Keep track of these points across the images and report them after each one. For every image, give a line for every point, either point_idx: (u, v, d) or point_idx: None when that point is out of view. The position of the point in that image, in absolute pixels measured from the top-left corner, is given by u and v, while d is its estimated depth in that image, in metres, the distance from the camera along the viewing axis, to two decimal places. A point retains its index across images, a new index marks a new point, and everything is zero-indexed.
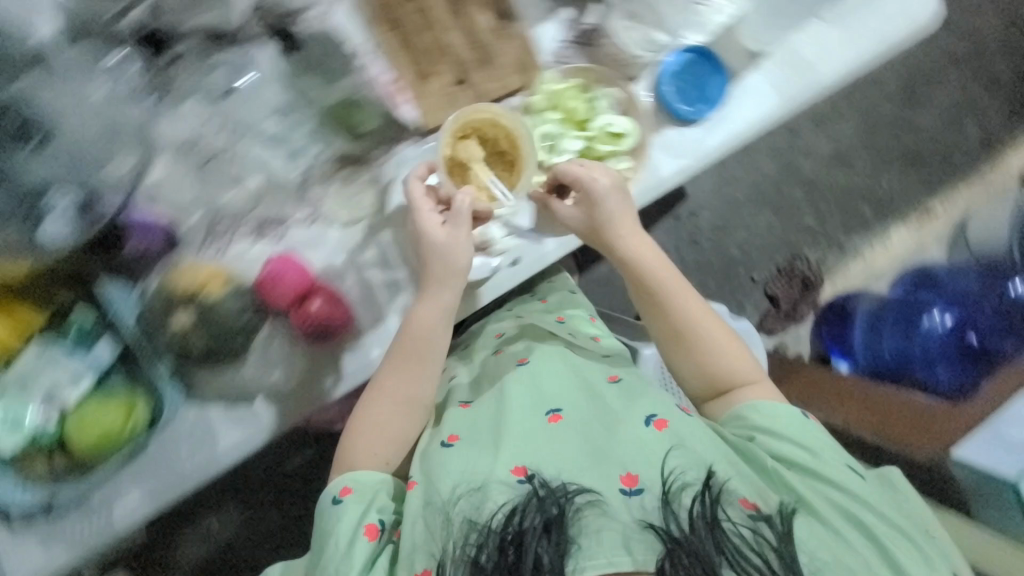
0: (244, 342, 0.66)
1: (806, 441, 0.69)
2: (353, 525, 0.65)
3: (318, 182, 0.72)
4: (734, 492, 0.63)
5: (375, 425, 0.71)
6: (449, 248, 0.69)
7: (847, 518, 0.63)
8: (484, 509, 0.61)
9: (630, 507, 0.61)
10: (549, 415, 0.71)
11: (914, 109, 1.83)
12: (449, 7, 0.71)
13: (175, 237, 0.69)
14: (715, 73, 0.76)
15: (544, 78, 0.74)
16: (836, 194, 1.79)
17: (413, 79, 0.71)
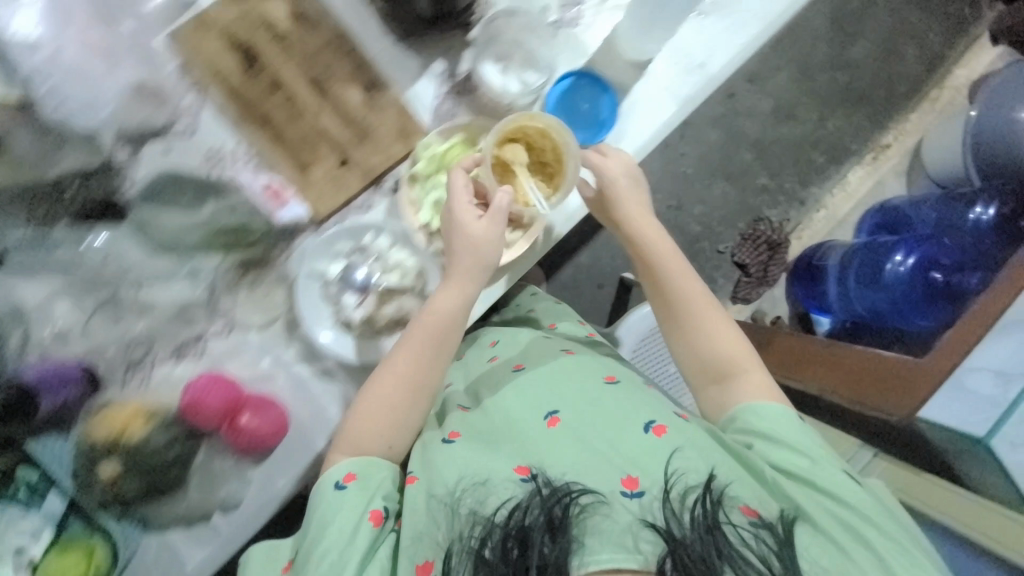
0: (180, 472, 0.67)
1: (805, 444, 0.63)
2: (358, 512, 0.60)
3: (226, 292, 0.71)
4: (734, 498, 0.57)
5: (384, 406, 0.66)
6: (480, 236, 0.67)
7: (849, 530, 0.58)
8: (487, 503, 0.58)
9: (632, 507, 0.55)
10: (549, 418, 0.65)
11: (849, 45, 1.76)
12: (315, 90, 0.70)
13: (95, 380, 0.67)
14: (603, 95, 0.76)
15: (424, 141, 0.71)
16: (784, 149, 1.76)
17: (294, 172, 0.70)
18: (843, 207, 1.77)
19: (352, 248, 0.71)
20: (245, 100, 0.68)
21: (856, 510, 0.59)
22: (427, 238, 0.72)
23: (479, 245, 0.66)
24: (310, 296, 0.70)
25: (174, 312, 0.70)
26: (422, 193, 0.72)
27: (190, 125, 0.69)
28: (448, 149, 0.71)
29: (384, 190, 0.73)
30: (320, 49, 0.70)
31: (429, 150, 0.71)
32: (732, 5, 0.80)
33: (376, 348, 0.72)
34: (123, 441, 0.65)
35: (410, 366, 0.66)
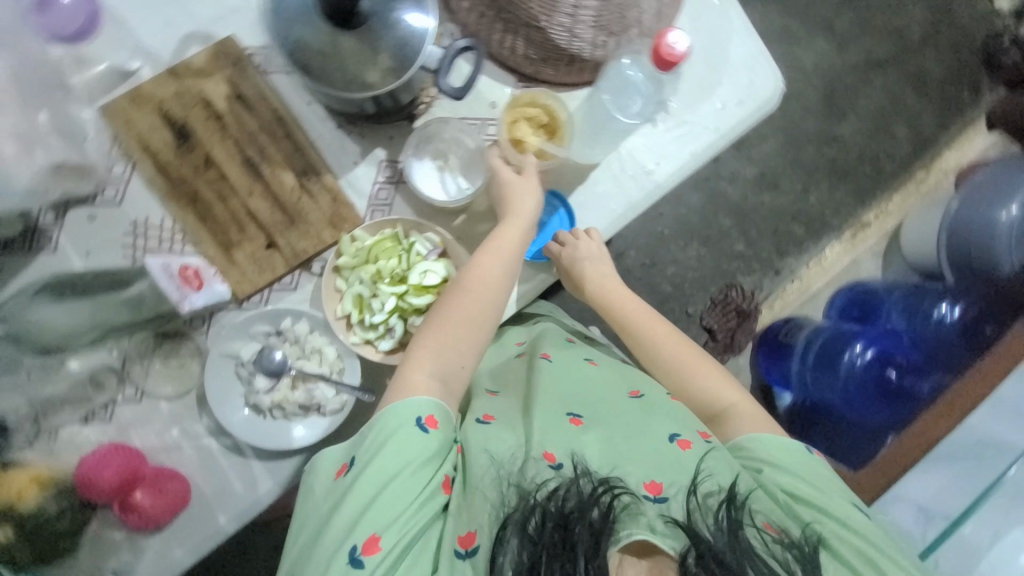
0: (72, 540, 0.67)
1: (814, 473, 0.59)
2: (434, 472, 0.55)
3: (138, 358, 0.71)
4: (756, 512, 0.54)
5: (441, 345, 0.63)
6: (519, 189, 0.70)
7: (862, 560, 0.53)
8: (526, 484, 0.53)
9: (656, 508, 0.51)
10: (571, 417, 0.61)
11: (836, 119, 1.60)
12: (248, 172, 0.70)
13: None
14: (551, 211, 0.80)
15: (353, 234, 0.71)
16: (767, 216, 1.59)
17: (218, 252, 0.70)
18: (817, 281, 1.57)
19: (271, 331, 0.72)
20: (174, 177, 0.69)
21: (880, 553, 0.54)
22: (347, 329, 0.72)
23: (530, 200, 0.69)
24: (222, 375, 0.71)
25: (86, 378, 0.70)
26: (346, 284, 0.72)
27: (118, 195, 0.70)
28: (374, 244, 0.71)
29: (312, 273, 0.73)
30: (257, 131, 0.71)
31: (354, 244, 0.71)
32: (686, 115, 0.79)
33: (287, 431, 0.72)
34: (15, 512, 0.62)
35: (456, 311, 0.65)
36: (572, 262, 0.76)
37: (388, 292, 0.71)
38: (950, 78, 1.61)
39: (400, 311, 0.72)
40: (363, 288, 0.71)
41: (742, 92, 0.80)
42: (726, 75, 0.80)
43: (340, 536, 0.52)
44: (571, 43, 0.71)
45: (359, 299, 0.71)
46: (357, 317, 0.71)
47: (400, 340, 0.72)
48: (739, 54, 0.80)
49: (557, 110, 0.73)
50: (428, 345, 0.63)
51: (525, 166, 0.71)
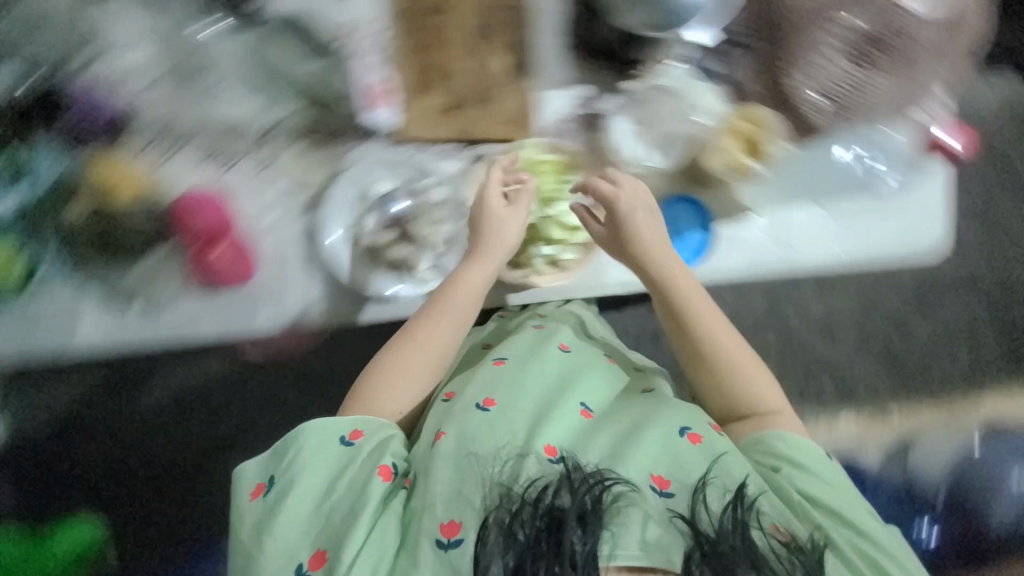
0: (138, 247, 0.69)
1: (828, 469, 0.64)
2: (366, 468, 0.59)
3: (279, 137, 0.73)
4: (764, 515, 0.57)
5: (398, 375, 0.67)
6: (505, 223, 0.68)
7: (860, 554, 0.59)
8: (518, 480, 0.57)
9: (662, 502, 0.56)
10: (582, 409, 0.67)
11: (918, 309, 1.51)
12: (472, 37, 0.71)
13: (117, 123, 0.69)
14: (693, 228, 0.77)
15: (527, 143, 0.73)
16: (803, 357, 1.47)
17: (407, 88, 0.71)
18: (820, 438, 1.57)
19: (408, 181, 0.72)
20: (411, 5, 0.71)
21: (877, 542, 0.59)
22: None
23: (508, 236, 0.68)
24: (344, 194, 0.71)
25: (229, 126, 0.71)
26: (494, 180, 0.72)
27: None
28: (543, 163, 0.72)
29: (467, 156, 0.74)
30: (500, 9, 0.71)
31: (527, 153, 0.73)
32: (855, 217, 0.78)
33: (368, 277, 0.72)
34: (109, 197, 0.68)
35: (427, 334, 0.68)
36: (627, 216, 0.68)
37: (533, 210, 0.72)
38: None
39: (531, 232, 0.73)
40: (511, 193, 0.72)
41: (910, 226, 0.79)
42: (906, 203, 0.79)
43: (285, 552, 0.55)
44: (800, 100, 0.75)
45: None
46: None
47: (514, 256, 0.73)
48: (930, 191, 0.79)
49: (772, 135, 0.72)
50: (392, 368, 0.68)
51: (517, 198, 0.69)
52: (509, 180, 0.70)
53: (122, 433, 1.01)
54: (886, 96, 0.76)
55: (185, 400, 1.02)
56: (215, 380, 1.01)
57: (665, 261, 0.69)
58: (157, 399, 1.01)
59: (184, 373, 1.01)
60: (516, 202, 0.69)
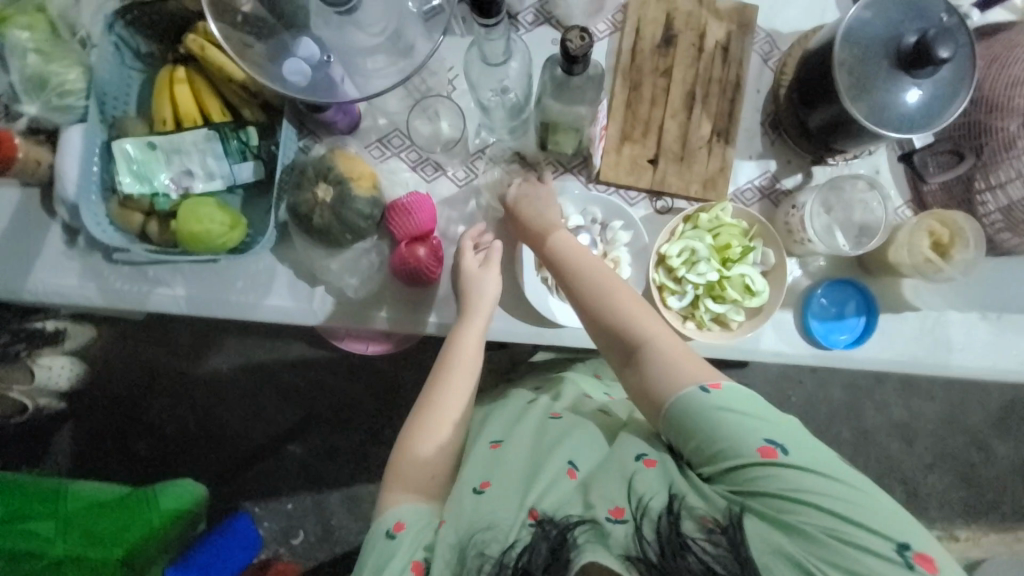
0: (349, 240, 0.72)
1: (736, 428, 0.56)
2: (402, 560, 0.58)
3: (487, 158, 0.78)
4: (695, 517, 0.53)
5: (427, 435, 0.68)
6: (485, 284, 0.71)
7: (791, 532, 0.51)
8: (499, 545, 0.55)
9: (621, 534, 0.53)
10: (569, 468, 0.63)
11: (1002, 442, 1.65)
12: (684, 101, 0.76)
13: (357, 127, 0.75)
14: (853, 315, 0.78)
15: (723, 204, 0.75)
16: (876, 458, 1.62)
17: (615, 135, 0.76)
18: None
19: (598, 219, 0.77)
20: (636, 62, 0.76)
21: (817, 508, 0.51)
22: (655, 264, 0.75)
23: (489, 289, 0.71)
24: None
25: (446, 139, 0.77)
26: (683, 233, 0.76)
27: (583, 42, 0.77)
28: (731, 225, 0.75)
29: (652, 205, 0.78)
30: (716, 80, 0.76)
31: (719, 212, 0.75)
32: (1013, 334, 0.79)
33: (544, 298, 0.76)
34: (347, 186, 0.70)
35: (438, 398, 0.70)
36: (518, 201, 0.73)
37: (714, 266, 0.74)
38: None
39: (705, 288, 0.75)
40: (696, 247, 0.74)
41: None
42: None
43: None
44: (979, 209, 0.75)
45: (687, 251, 0.75)
46: (673, 262, 0.74)
47: (682, 307, 0.75)
48: None
49: (960, 243, 0.74)
50: (408, 446, 0.67)
51: (489, 256, 0.73)
52: (479, 240, 0.75)
53: (245, 395, 1.29)
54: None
55: (302, 382, 1.29)
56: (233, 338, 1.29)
57: (584, 261, 0.68)
58: (280, 376, 1.29)
59: (304, 356, 1.29)
60: (489, 259, 0.73)
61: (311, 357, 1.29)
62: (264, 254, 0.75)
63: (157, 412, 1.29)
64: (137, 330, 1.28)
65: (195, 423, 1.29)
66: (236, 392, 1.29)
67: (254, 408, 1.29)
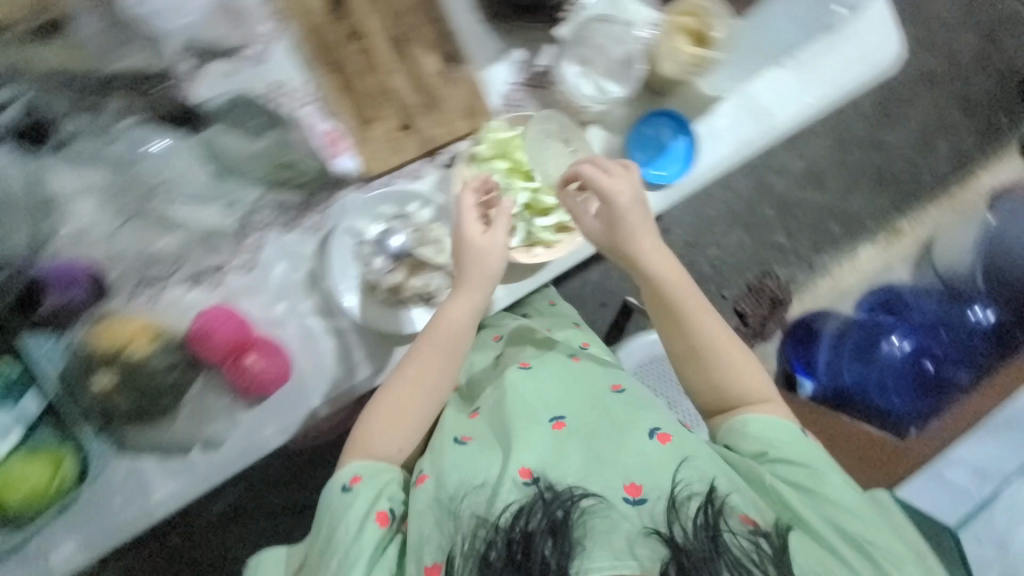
0: (172, 400, 0.64)
1: (803, 448, 0.67)
2: (361, 514, 0.62)
3: (256, 227, 0.69)
4: (736, 506, 0.60)
5: (402, 412, 0.68)
6: (483, 250, 0.65)
7: (843, 537, 0.62)
8: (494, 507, 0.58)
9: (637, 513, 0.58)
10: (554, 422, 0.67)
11: (889, 131, 1.75)
12: (394, 50, 0.68)
13: (103, 286, 0.64)
14: (674, 140, 0.75)
15: (491, 125, 0.70)
16: (807, 213, 1.70)
17: (355, 125, 0.68)
18: (846, 279, 1.69)
19: (395, 214, 0.70)
20: (323, 41, 0.67)
21: (864, 522, 0.63)
22: (472, 221, 0.70)
23: (493, 256, 0.66)
24: (343, 251, 0.70)
25: (202, 237, 0.68)
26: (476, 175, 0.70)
27: (261, 52, 0.67)
28: (512, 137, 0.70)
29: (437, 165, 0.72)
30: (409, 10, 0.69)
31: (493, 135, 0.70)
32: (812, 64, 0.81)
33: (399, 319, 0.70)
34: (126, 354, 0.61)
35: (422, 367, 0.68)
36: (622, 210, 0.65)
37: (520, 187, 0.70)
38: (981, 110, 1.78)
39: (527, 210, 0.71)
40: (494, 182, 0.70)
41: (865, 50, 0.82)
42: (854, 31, 0.81)
43: None
44: None
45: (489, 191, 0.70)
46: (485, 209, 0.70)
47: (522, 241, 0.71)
48: (869, 12, 0.82)
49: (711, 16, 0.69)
50: (374, 417, 0.68)
51: (495, 219, 0.67)
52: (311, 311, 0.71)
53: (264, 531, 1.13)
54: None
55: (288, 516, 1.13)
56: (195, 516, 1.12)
57: (646, 248, 0.67)
58: (264, 523, 1.13)
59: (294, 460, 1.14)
60: (494, 223, 0.66)
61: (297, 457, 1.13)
62: (116, 459, 0.69)
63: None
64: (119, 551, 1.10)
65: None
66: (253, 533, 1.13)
67: None
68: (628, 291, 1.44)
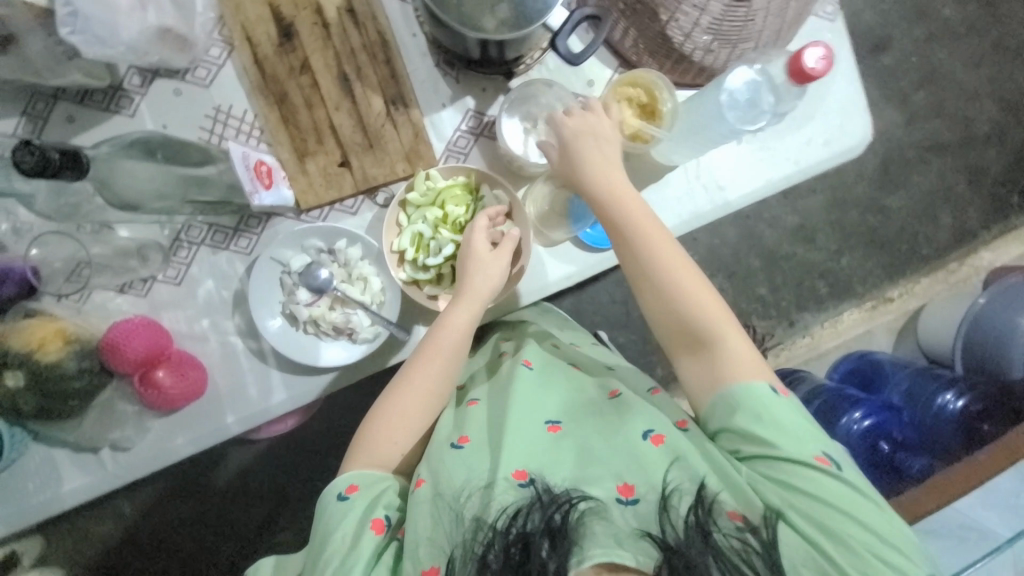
0: (79, 404, 0.66)
1: (787, 431, 0.59)
2: (357, 522, 0.58)
3: (189, 242, 0.71)
4: (723, 502, 0.57)
5: (402, 418, 0.64)
6: (485, 266, 0.67)
7: (828, 534, 0.56)
8: (491, 508, 0.55)
9: (631, 513, 0.55)
10: (549, 424, 0.63)
11: (893, 194, 1.65)
12: (339, 87, 0.69)
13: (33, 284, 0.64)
14: None
15: (427, 172, 0.70)
16: (794, 269, 1.62)
17: (292, 157, 0.69)
18: (828, 341, 1.61)
19: (324, 248, 0.71)
20: (268, 71, 0.68)
21: (854, 518, 0.56)
22: (398, 264, 0.71)
23: (492, 279, 0.66)
24: (265, 278, 0.70)
25: (133, 247, 0.69)
26: (408, 220, 0.71)
27: (208, 75, 0.68)
28: (446, 187, 0.70)
29: (374, 203, 0.73)
30: (359, 49, 0.69)
31: (427, 183, 0.70)
32: (771, 140, 0.79)
33: (316, 351, 0.71)
34: (35, 359, 0.62)
35: (422, 375, 0.65)
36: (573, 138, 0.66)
37: (448, 237, 0.70)
38: (993, 184, 1.68)
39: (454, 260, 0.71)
40: (422, 230, 0.70)
41: (827, 134, 0.80)
42: (821, 112, 0.80)
43: None
44: (671, 29, 0.69)
45: (418, 238, 0.70)
46: (411, 255, 0.70)
47: (446, 289, 0.73)
48: (837, 95, 0.80)
49: (659, 92, 0.69)
50: (377, 426, 0.64)
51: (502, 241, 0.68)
52: (237, 330, 0.73)
53: (203, 517, 1.22)
54: (769, 26, 0.69)
55: (233, 496, 1.22)
56: (143, 495, 1.21)
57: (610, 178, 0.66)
58: (212, 503, 1.22)
59: (237, 453, 1.22)
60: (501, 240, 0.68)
61: (237, 452, 1.22)
62: (32, 447, 0.70)
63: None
64: (70, 519, 1.20)
65: (174, 565, 1.22)
66: (192, 517, 1.22)
67: (207, 543, 1.22)
68: (594, 326, 1.41)
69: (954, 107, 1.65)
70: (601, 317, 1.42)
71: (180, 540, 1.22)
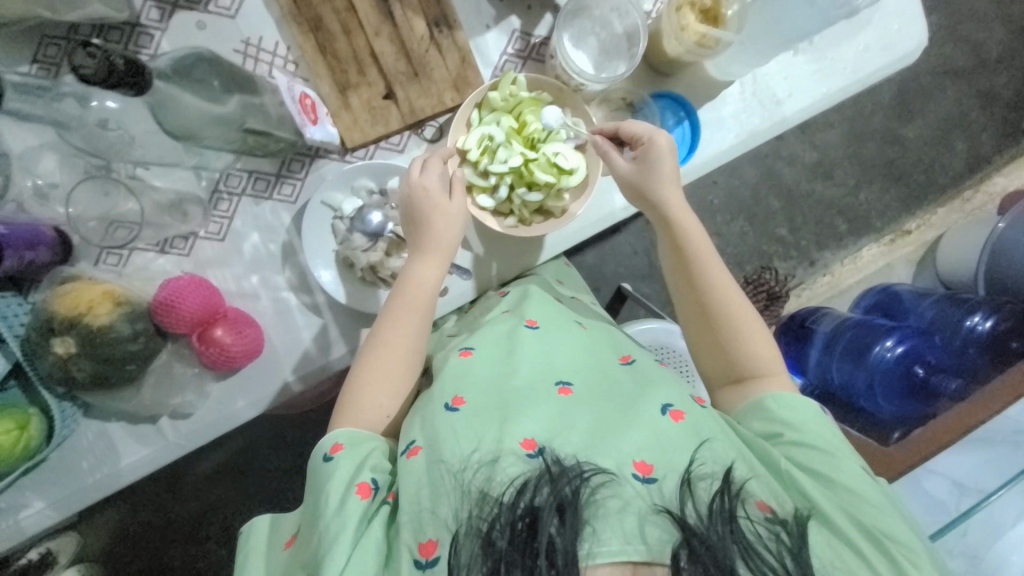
0: (138, 368, 0.62)
1: (820, 431, 0.58)
2: (343, 486, 0.53)
3: (229, 193, 0.66)
4: (752, 490, 0.52)
5: (378, 377, 0.60)
6: (433, 209, 0.62)
7: (867, 536, 0.53)
8: (495, 481, 0.49)
9: (647, 492, 0.49)
10: (560, 386, 0.59)
11: (909, 124, 1.63)
12: (377, 8, 0.63)
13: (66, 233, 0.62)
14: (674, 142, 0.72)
15: (510, 76, 0.65)
16: (813, 208, 1.60)
17: (333, 91, 0.64)
18: (847, 278, 1.61)
19: (374, 190, 0.67)
20: None
21: (892, 524, 0.53)
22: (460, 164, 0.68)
23: (453, 223, 0.63)
24: (316, 223, 0.66)
25: (173, 200, 0.64)
26: (479, 120, 0.67)
27: (234, 3, 0.63)
28: (528, 98, 0.66)
29: (422, 138, 0.69)
30: None
31: (512, 86, 0.66)
32: (827, 51, 0.76)
33: (375, 298, 0.68)
34: (84, 321, 0.58)
35: (393, 334, 0.61)
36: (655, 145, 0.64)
37: (518, 148, 0.65)
38: (1005, 108, 1.66)
39: (516, 175, 0.66)
40: (493, 134, 0.65)
41: (884, 39, 0.77)
42: (875, 19, 0.76)
43: None
44: None
45: (486, 140, 0.66)
46: (475, 158, 0.66)
47: (499, 204, 0.68)
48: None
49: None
50: (364, 379, 0.61)
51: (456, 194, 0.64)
52: (287, 286, 0.69)
53: (243, 494, 1.21)
54: None
55: (271, 472, 1.21)
56: (179, 478, 1.19)
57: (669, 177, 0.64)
58: (250, 480, 1.21)
59: (272, 428, 1.20)
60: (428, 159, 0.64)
61: (270, 427, 1.19)
62: (84, 422, 0.67)
63: (180, 559, 1.20)
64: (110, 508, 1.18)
65: (218, 544, 1.21)
66: (232, 499, 1.21)
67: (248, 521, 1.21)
68: (619, 279, 1.39)
69: (967, 29, 1.61)
70: (627, 268, 1.39)
71: (221, 521, 1.21)
